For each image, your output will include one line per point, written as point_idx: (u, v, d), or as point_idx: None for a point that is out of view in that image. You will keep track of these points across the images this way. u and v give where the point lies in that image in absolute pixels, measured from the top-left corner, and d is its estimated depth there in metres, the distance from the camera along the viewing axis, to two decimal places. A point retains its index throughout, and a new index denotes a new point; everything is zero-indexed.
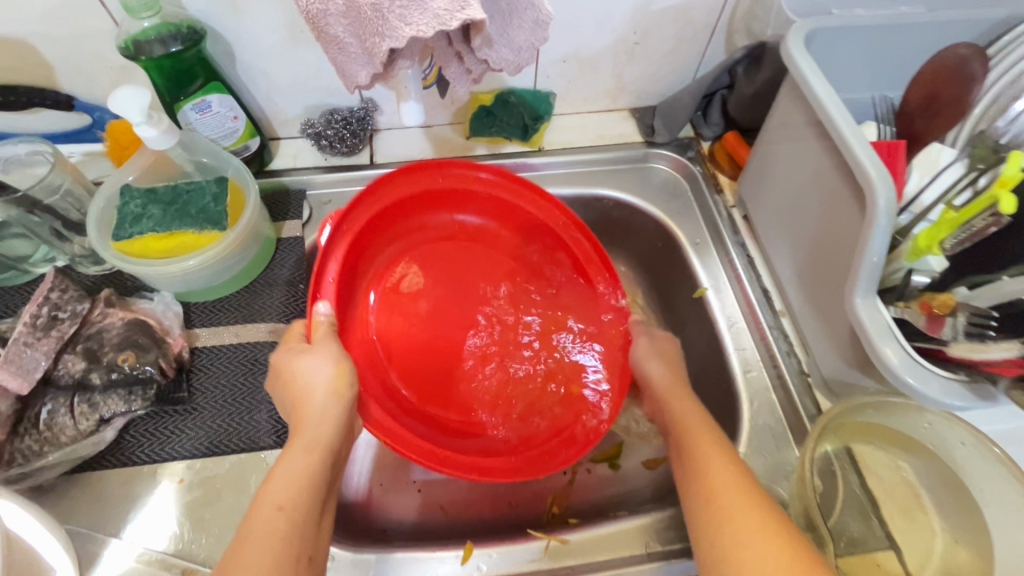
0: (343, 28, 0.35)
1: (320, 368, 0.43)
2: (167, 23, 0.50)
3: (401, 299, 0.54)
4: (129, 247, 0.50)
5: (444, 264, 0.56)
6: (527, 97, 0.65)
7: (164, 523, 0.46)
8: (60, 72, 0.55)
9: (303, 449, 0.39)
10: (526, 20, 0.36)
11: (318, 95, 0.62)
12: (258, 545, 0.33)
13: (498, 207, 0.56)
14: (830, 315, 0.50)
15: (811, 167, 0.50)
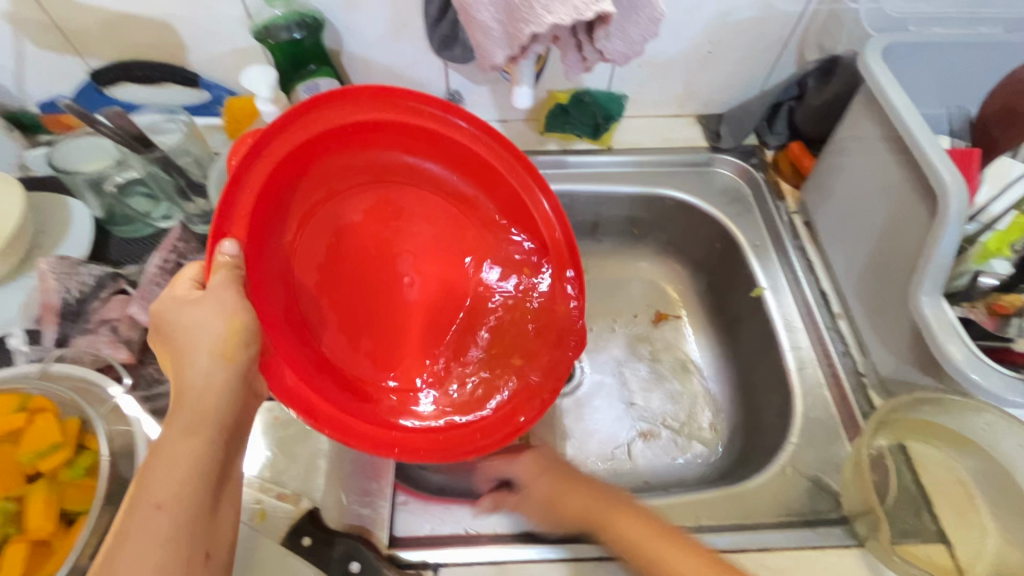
0: (491, 17, 0.40)
1: (204, 328, 0.36)
2: (293, 13, 0.56)
3: (330, 242, 0.47)
4: None
5: (386, 204, 0.49)
6: (601, 98, 0.68)
7: (256, 451, 0.50)
8: (191, 51, 0.62)
9: (180, 427, 0.34)
10: (641, 17, 0.42)
11: (411, 85, 0.68)
12: (137, 551, 0.30)
13: (451, 153, 0.49)
14: (891, 316, 0.51)
15: (879, 175, 0.53)
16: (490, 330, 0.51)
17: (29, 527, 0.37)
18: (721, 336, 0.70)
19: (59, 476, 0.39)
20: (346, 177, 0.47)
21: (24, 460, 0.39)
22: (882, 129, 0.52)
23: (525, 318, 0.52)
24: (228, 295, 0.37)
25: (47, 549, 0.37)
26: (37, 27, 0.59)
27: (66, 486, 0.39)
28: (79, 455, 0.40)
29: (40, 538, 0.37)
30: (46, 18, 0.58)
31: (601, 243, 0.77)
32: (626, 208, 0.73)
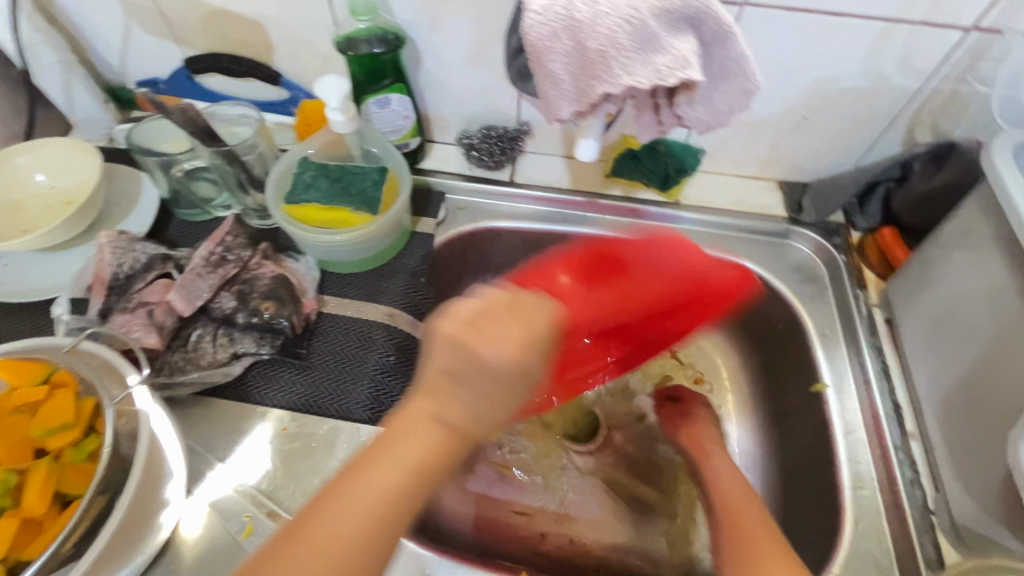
0: (564, 66, 0.37)
1: (486, 351, 0.31)
2: (378, 27, 0.56)
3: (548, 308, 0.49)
4: (295, 212, 0.57)
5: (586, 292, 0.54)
6: (675, 149, 0.65)
7: (260, 459, 0.50)
8: (277, 52, 0.64)
9: (421, 442, 0.30)
10: (733, 86, 0.38)
11: (482, 110, 0.67)
12: (332, 533, 0.27)
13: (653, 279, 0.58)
14: (986, 457, 0.44)
15: (988, 289, 0.46)
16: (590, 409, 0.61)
17: (23, 504, 0.37)
18: (768, 427, 0.64)
19: (64, 455, 0.39)
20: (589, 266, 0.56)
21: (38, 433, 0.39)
22: (996, 236, 0.46)
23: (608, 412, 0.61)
24: (525, 335, 0.33)
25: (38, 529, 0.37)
26: (146, 13, 0.62)
27: (68, 468, 0.39)
28: (86, 437, 0.40)
29: (32, 516, 0.37)
30: (155, 6, 0.61)
31: None
32: None
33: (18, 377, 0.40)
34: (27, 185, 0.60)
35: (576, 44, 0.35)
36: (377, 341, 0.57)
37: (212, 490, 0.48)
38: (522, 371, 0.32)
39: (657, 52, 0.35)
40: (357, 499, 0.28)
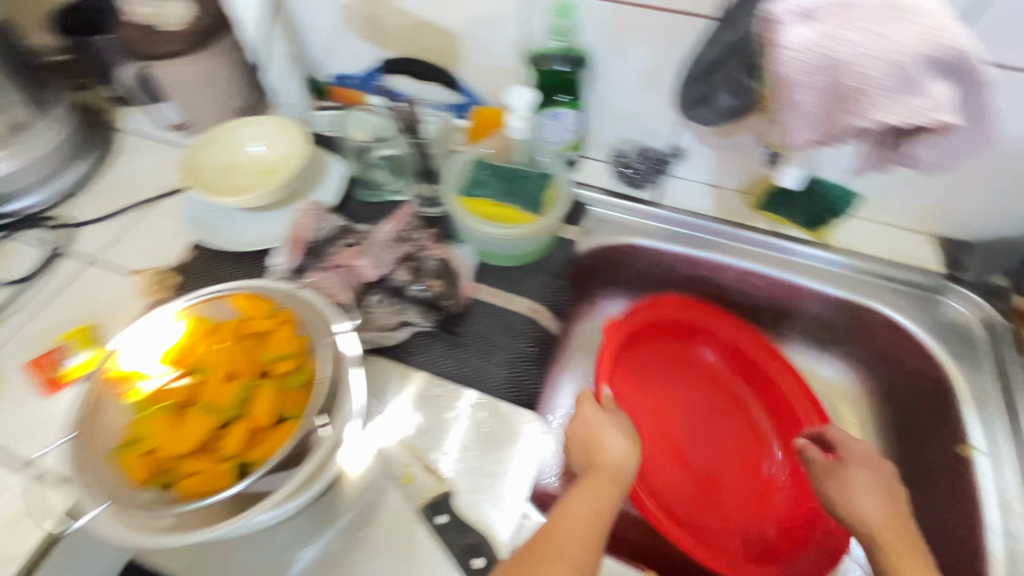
0: (812, 99, 0.40)
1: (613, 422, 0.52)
2: (569, 50, 0.62)
3: (683, 423, 0.71)
4: (467, 204, 0.64)
5: (699, 406, 0.72)
6: (834, 191, 0.65)
7: (411, 415, 0.55)
8: (462, 61, 0.71)
9: (602, 479, 0.46)
10: (979, 137, 0.39)
11: (639, 133, 0.70)
12: (568, 537, 0.41)
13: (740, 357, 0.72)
14: None
15: None
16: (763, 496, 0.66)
17: (253, 413, 0.43)
18: None
19: (284, 380, 0.45)
20: (694, 385, 0.73)
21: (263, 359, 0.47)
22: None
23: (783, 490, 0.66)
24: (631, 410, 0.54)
25: (259, 438, 0.43)
26: (359, 19, 0.72)
27: (286, 391, 0.45)
28: (300, 368, 0.46)
29: (257, 425, 0.43)
30: (369, 13, 0.70)
31: (777, 334, 0.74)
32: (822, 308, 0.68)
33: (254, 309, 0.48)
34: (244, 153, 0.70)
35: (831, 82, 0.38)
36: (521, 331, 0.62)
37: (376, 435, 0.53)
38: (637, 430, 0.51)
39: (915, 94, 0.37)
40: (569, 517, 0.42)
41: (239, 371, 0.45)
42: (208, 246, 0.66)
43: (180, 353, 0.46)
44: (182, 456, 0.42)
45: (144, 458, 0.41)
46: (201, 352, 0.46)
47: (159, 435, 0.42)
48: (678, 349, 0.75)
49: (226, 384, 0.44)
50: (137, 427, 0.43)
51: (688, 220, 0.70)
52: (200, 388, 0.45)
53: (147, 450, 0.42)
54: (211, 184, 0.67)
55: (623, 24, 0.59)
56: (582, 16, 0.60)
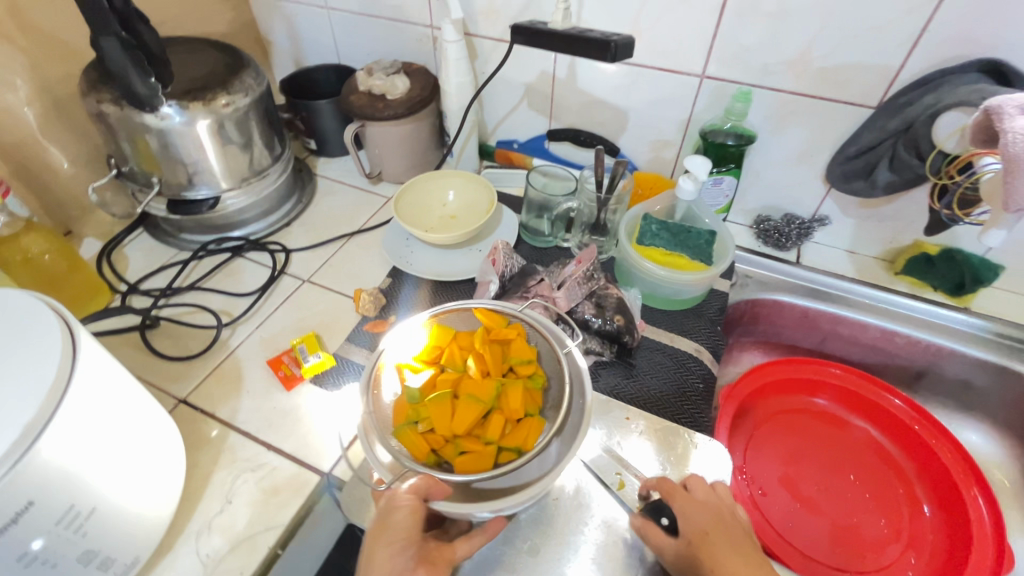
0: None
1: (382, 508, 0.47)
2: (738, 128, 0.73)
3: (807, 462, 0.74)
4: (642, 252, 0.72)
5: (819, 444, 0.75)
6: (973, 261, 0.71)
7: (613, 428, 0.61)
8: (628, 133, 0.83)
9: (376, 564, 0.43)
10: None
11: (784, 201, 0.79)
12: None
13: (845, 393, 0.76)
14: None
15: None
16: (915, 518, 0.69)
17: (510, 406, 0.50)
18: None
19: (526, 381, 0.52)
20: (806, 426, 0.76)
21: (506, 362, 0.54)
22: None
23: (932, 507, 0.69)
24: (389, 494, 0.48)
25: (513, 428, 0.50)
26: (540, 96, 0.85)
27: (528, 391, 0.52)
28: (535, 374, 0.53)
29: (513, 416, 0.50)
30: (550, 91, 0.84)
31: (916, 392, 0.78)
32: (969, 370, 0.72)
33: (493, 321, 0.56)
34: (436, 199, 0.82)
35: None
36: (689, 366, 0.68)
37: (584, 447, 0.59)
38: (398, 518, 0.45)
39: None
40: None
41: (492, 370, 0.52)
42: (406, 274, 0.76)
43: (433, 351, 0.54)
44: (456, 436, 0.48)
45: (424, 437, 0.49)
46: (451, 351, 0.54)
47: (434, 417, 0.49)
48: (786, 399, 0.78)
49: (483, 381, 0.51)
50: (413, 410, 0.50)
51: (831, 280, 0.77)
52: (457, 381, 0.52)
53: (425, 430, 0.49)
54: (413, 222, 0.78)
55: (788, 110, 0.70)
56: (752, 101, 0.71)
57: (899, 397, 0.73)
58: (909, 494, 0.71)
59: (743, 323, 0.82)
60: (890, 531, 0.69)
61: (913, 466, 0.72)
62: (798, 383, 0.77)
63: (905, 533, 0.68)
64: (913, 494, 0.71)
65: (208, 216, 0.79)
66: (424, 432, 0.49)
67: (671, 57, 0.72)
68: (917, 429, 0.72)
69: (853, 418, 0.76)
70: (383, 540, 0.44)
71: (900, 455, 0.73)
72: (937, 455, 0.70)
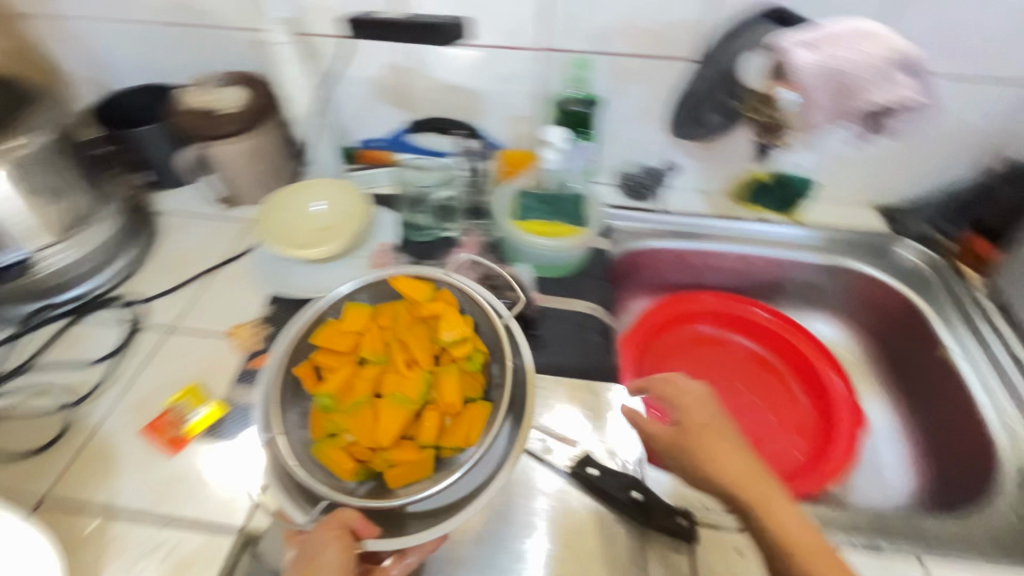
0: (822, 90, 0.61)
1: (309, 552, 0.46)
2: (584, 93, 0.76)
3: (703, 384, 0.82)
4: (520, 226, 0.74)
5: (710, 366, 0.84)
6: (794, 181, 0.83)
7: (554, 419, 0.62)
8: (486, 115, 0.84)
9: None
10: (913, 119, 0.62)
11: (639, 156, 0.86)
12: None
13: (723, 316, 0.86)
14: None
15: None
16: (797, 408, 0.79)
17: (445, 399, 0.56)
18: (905, 398, 0.78)
19: (461, 365, 0.59)
20: (698, 353, 0.85)
21: (436, 349, 0.61)
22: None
23: (807, 395, 0.80)
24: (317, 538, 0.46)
25: (451, 418, 0.57)
26: (390, 89, 0.82)
27: (464, 374, 0.59)
28: (474, 355, 0.60)
29: (446, 407, 0.56)
30: (399, 83, 0.82)
31: (776, 300, 0.89)
32: (811, 273, 0.84)
33: (419, 293, 0.62)
34: (299, 212, 0.76)
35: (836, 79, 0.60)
36: (590, 326, 0.71)
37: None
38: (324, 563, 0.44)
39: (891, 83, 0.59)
40: None
41: (420, 364, 0.59)
42: (287, 298, 0.71)
43: (359, 349, 0.61)
44: (381, 446, 0.54)
45: (348, 450, 0.55)
46: (379, 348, 0.61)
47: (361, 429, 0.55)
48: (676, 333, 0.85)
49: (412, 378, 0.58)
50: (337, 420, 0.56)
51: (689, 219, 0.85)
52: (388, 380, 0.58)
53: (351, 443, 0.55)
54: (280, 241, 0.72)
55: (623, 70, 0.75)
56: (591, 66, 0.75)
57: (764, 308, 0.85)
58: (790, 388, 0.81)
59: (627, 275, 0.87)
60: (780, 425, 0.78)
61: (788, 364, 0.83)
62: (683, 317, 0.86)
63: (792, 423, 0.78)
64: (793, 388, 0.81)
65: (22, 282, 0.66)
66: (349, 445, 0.55)
67: (508, 34, 0.74)
68: (784, 332, 0.83)
69: (735, 336, 0.86)
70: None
71: (777, 358, 0.84)
72: (801, 349, 0.81)
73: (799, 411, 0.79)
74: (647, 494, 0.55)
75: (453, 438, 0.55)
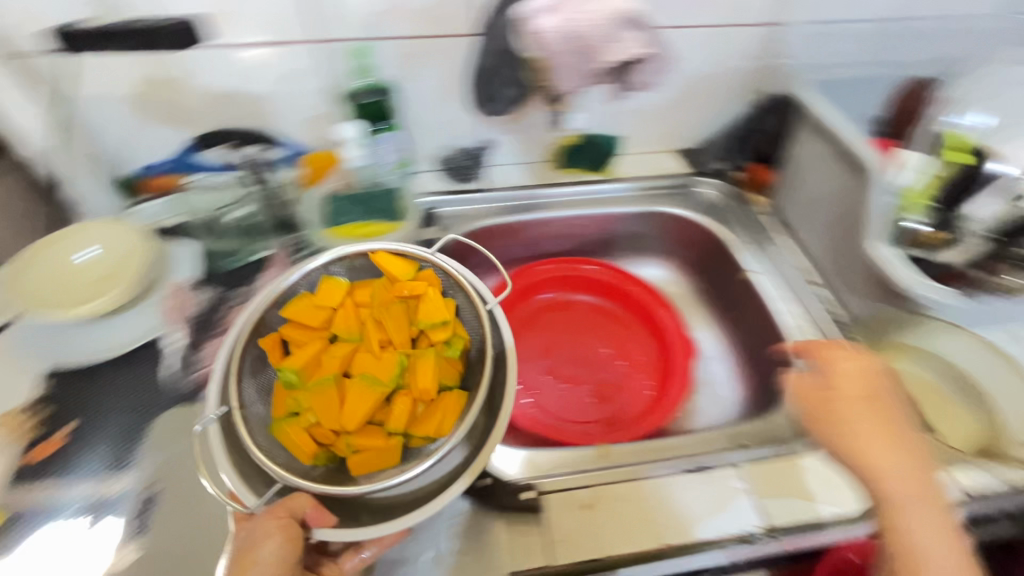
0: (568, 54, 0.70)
1: (254, 544, 0.45)
2: (371, 83, 0.73)
3: (556, 350, 0.85)
4: (336, 233, 0.70)
5: (561, 330, 0.87)
6: (600, 140, 0.87)
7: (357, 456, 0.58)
8: (277, 120, 0.76)
9: None
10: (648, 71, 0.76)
11: (451, 138, 0.84)
12: None
13: (564, 280, 0.89)
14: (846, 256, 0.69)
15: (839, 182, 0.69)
16: (642, 351, 0.85)
17: (419, 386, 0.56)
18: (723, 319, 0.85)
19: (438, 349, 0.58)
20: (548, 321, 0.87)
21: (415, 327, 0.60)
22: (821, 150, 0.69)
23: (649, 337, 0.85)
24: (265, 527, 0.46)
25: (423, 406, 0.56)
26: (150, 105, 0.71)
27: (439, 360, 0.58)
28: (454, 340, 0.59)
29: (416, 394, 0.56)
30: (162, 99, 0.71)
31: (613, 254, 0.94)
32: (633, 224, 0.90)
33: (398, 271, 0.61)
34: (58, 266, 0.64)
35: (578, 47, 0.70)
36: None
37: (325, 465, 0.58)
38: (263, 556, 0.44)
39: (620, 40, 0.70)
40: None
41: (397, 345, 0.59)
42: (70, 368, 0.63)
43: (332, 326, 0.61)
44: (346, 431, 0.55)
45: (308, 432, 0.55)
46: (353, 325, 0.61)
47: (325, 414, 0.55)
48: (524, 306, 0.87)
49: (387, 359, 0.57)
50: (301, 397, 0.56)
51: (512, 194, 0.87)
52: (360, 359, 0.58)
53: (312, 425, 0.55)
54: (39, 305, 0.61)
55: (410, 55, 0.72)
56: (374, 54, 0.71)
57: (595, 263, 0.89)
58: (633, 335, 0.86)
59: (465, 260, 0.86)
60: (629, 371, 0.83)
61: (627, 313, 0.88)
62: (527, 289, 0.87)
63: (639, 367, 0.83)
64: (635, 334, 0.86)
65: None
66: (312, 426, 0.55)
67: (271, 30, 0.67)
68: (618, 283, 0.88)
69: (579, 296, 0.89)
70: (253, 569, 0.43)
71: (619, 308, 0.89)
72: (634, 296, 0.87)
73: (644, 354, 0.84)
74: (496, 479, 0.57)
75: (425, 428, 0.55)
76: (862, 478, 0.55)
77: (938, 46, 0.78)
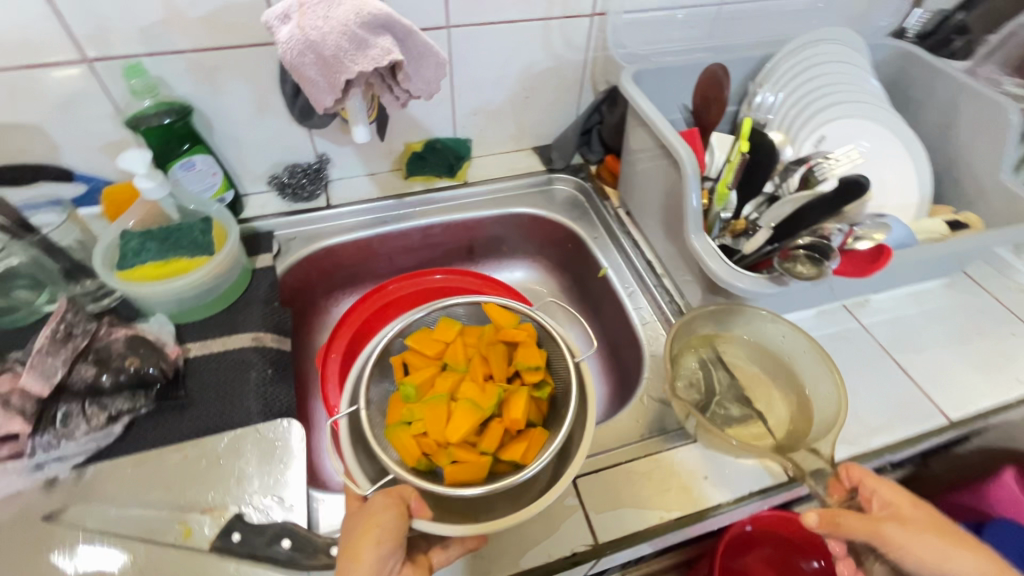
0: (314, 71, 0.45)
1: (374, 516, 0.43)
2: (162, 103, 0.65)
3: None
4: (131, 275, 0.62)
5: None
6: (449, 144, 0.84)
7: (115, 551, 0.48)
8: (64, 151, 0.67)
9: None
10: (429, 61, 0.47)
11: (283, 154, 0.77)
12: None
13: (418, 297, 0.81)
14: (676, 249, 0.69)
15: (665, 181, 0.67)
16: None
17: (512, 416, 0.53)
18: (588, 318, 0.84)
19: (531, 390, 0.57)
20: None
21: (511, 367, 0.59)
22: (649, 144, 0.68)
23: None
24: (379, 502, 0.44)
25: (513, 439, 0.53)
26: None
27: (534, 401, 0.57)
28: (539, 386, 0.58)
29: (512, 426, 0.53)
30: None
31: (478, 262, 0.90)
32: (498, 229, 0.87)
33: (501, 318, 0.61)
34: None
35: (315, 56, 0.44)
36: (252, 360, 0.63)
37: (98, 559, 0.47)
38: (382, 527, 0.43)
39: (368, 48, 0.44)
40: None
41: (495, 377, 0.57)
42: None
43: (446, 355, 0.58)
44: (449, 444, 0.50)
45: (415, 439, 0.51)
46: (462, 358, 0.58)
47: (434, 425, 0.51)
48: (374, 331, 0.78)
49: (489, 386, 0.55)
50: (415, 409, 0.53)
51: (360, 209, 0.81)
52: (467, 386, 0.55)
53: (417, 433, 0.51)
54: None
55: (204, 69, 0.65)
56: (157, 71, 0.64)
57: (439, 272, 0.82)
58: None
59: (314, 283, 0.80)
60: None
61: None
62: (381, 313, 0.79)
63: None
64: None
65: None
66: (415, 433, 0.51)
67: (21, 50, 0.58)
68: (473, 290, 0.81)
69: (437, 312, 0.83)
70: (372, 539, 0.42)
71: None
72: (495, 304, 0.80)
73: None
74: (299, 539, 0.48)
75: (512, 455, 0.52)
76: (678, 481, 0.54)
77: (748, 33, 0.82)
